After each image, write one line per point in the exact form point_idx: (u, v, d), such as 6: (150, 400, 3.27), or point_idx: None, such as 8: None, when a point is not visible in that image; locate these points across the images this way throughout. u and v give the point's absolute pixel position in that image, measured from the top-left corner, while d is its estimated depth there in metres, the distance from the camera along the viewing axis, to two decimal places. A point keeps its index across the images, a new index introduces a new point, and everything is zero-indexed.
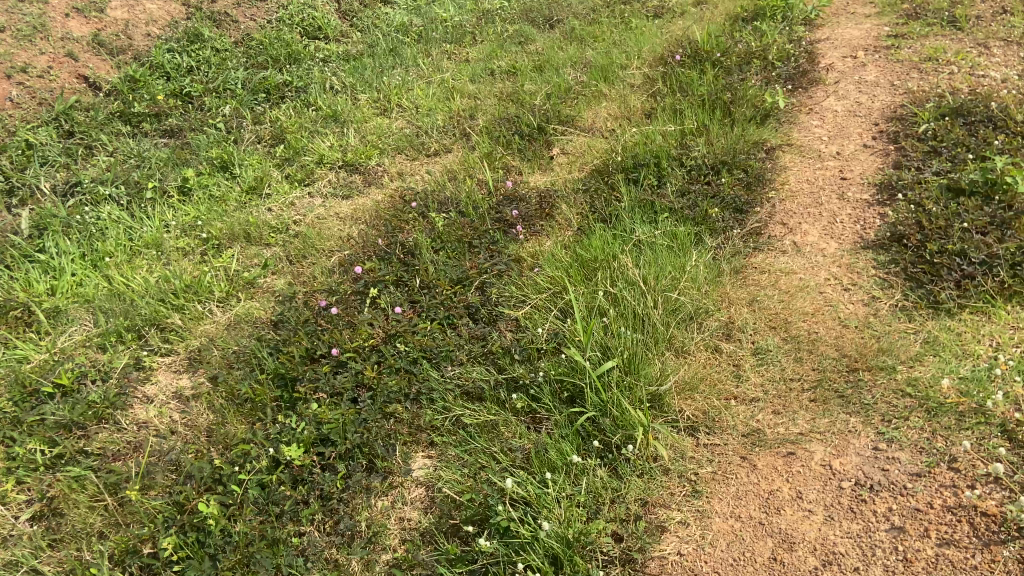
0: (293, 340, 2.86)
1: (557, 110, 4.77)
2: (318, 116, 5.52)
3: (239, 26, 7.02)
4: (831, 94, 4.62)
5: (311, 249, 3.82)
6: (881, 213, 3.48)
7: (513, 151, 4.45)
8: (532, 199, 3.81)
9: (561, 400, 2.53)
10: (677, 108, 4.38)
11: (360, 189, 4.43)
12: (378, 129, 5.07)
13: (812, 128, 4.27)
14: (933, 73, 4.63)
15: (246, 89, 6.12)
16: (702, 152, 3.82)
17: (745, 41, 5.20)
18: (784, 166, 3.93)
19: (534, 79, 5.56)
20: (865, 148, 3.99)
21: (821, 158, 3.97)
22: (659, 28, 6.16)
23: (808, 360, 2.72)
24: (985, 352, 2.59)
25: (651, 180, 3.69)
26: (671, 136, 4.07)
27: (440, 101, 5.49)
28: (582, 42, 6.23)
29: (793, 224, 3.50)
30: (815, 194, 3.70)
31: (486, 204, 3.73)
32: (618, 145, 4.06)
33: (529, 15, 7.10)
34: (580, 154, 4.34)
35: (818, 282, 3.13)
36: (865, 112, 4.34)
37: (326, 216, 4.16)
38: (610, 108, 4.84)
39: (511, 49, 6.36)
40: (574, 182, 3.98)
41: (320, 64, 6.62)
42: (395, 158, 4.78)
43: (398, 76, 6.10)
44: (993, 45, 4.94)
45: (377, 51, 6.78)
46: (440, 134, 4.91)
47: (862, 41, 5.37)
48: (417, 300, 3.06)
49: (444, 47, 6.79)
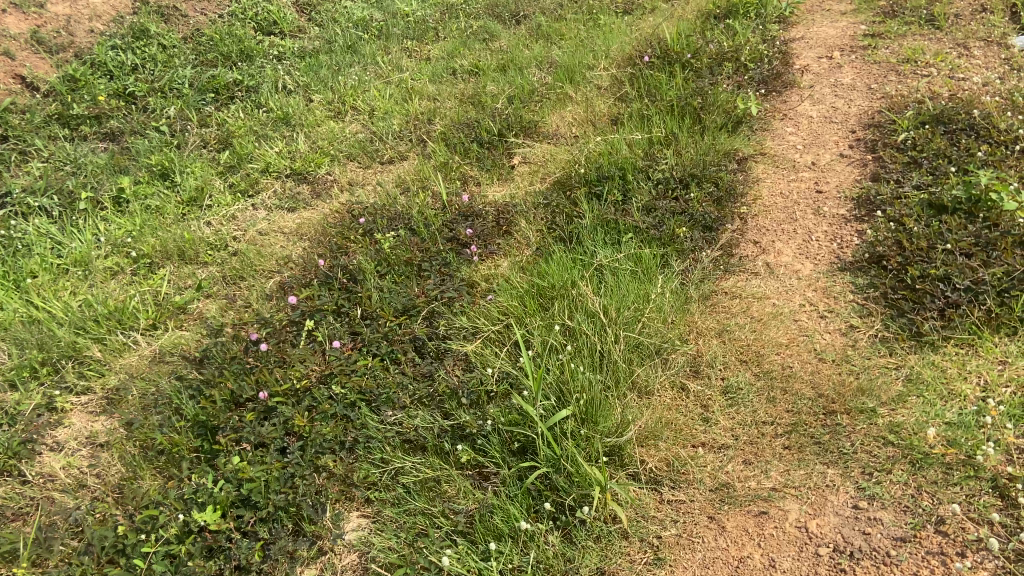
0: (217, 380, 2.58)
1: (519, 115, 4.51)
2: (268, 120, 5.22)
3: (188, 21, 6.68)
4: (806, 98, 4.41)
5: (250, 270, 3.54)
6: (859, 231, 3.26)
7: (471, 160, 4.19)
8: (489, 214, 3.55)
9: (511, 452, 2.29)
10: (644, 115, 4.14)
11: (307, 200, 4.15)
12: (330, 134, 4.78)
13: (786, 136, 4.05)
14: (911, 76, 4.43)
15: (193, 89, 5.79)
16: (670, 164, 3.59)
17: (716, 41, 4.96)
18: (756, 177, 3.71)
19: (497, 80, 5.30)
20: (842, 158, 3.78)
21: (796, 170, 3.75)
22: (628, 25, 5.92)
23: (781, 401, 2.49)
24: (972, 393, 2.37)
25: (616, 195, 3.45)
26: (638, 145, 3.83)
27: (398, 103, 5.21)
28: (549, 39, 5.97)
29: (766, 244, 3.28)
30: (790, 209, 3.48)
31: (438, 222, 3.47)
32: (582, 156, 3.81)
33: (495, 10, 6.82)
34: (541, 163, 4.09)
35: (792, 309, 2.91)
36: (841, 118, 4.14)
37: (269, 232, 3.88)
38: (575, 113, 4.59)
39: (475, 47, 6.09)
40: (534, 195, 3.73)
41: (274, 62, 6.30)
42: (348, 166, 4.50)
43: (356, 76, 5.81)
44: (973, 46, 4.75)
45: (335, 48, 6.48)
46: (396, 141, 4.63)
47: (837, 40, 5.17)
48: (359, 332, 2.80)
49: (405, 43, 6.50)
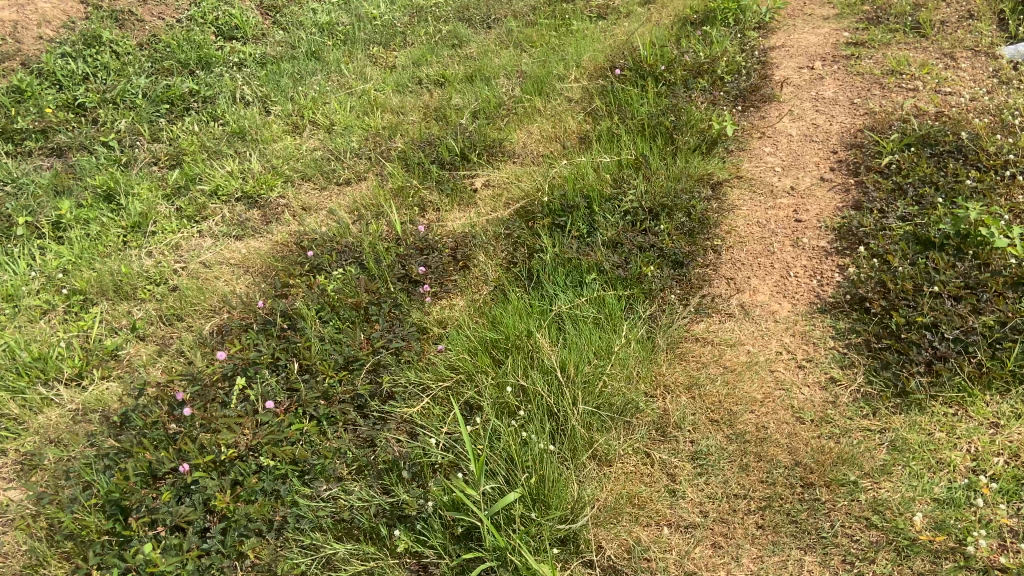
0: (134, 450, 2.33)
1: (485, 134, 4.27)
2: (222, 135, 4.96)
3: (144, 26, 6.38)
4: (786, 113, 4.19)
5: (188, 309, 3.28)
6: (841, 266, 3.05)
7: (431, 182, 3.95)
8: (446, 248, 3.31)
9: (454, 539, 2.07)
10: (614, 136, 3.91)
11: (257, 226, 3.89)
12: (286, 152, 4.52)
13: (764, 156, 3.82)
14: (896, 91, 4.22)
15: (146, 100, 5.50)
16: (640, 192, 3.36)
17: (692, 51, 4.74)
18: (732, 204, 3.49)
19: (464, 92, 5.06)
20: (823, 182, 3.57)
21: (774, 195, 3.54)
22: (602, 31, 5.69)
23: (755, 470, 2.27)
24: (961, 463, 2.19)
25: (581, 227, 3.22)
26: (607, 169, 3.60)
27: (360, 117, 4.96)
28: (520, 46, 5.74)
29: (742, 281, 3.06)
30: (767, 241, 3.26)
31: (391, 257, 3.22)
32: (547, 181, 3.57)
33: (465, 14, 6.59)
34: (506, 186, 3.86)
35: (768, 357, 2.69)
36: (822, 136, 3.92)
37: (213, 264, 3.61)
38: (544, 131, 4.36)
39: (444, 55, 5.85)
40: (496, 224, 3.49)
41: (234, 70, 6.03)
42: (303, 188, 4.24)
43: (318, 86, 5.55)
44: (959, 56, 4.55)
45: (298, 55, 6.22)
46: (355, 159, 4.39)
47: (819, 49, 4.95)
48: (296, 389, 2.55)
49: (371, 49, 6.24)
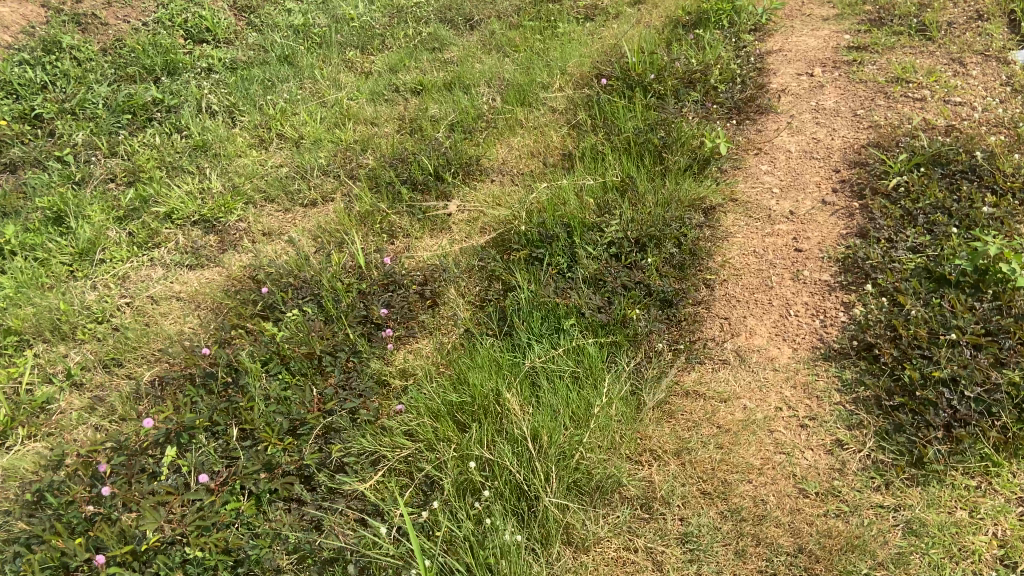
0: (43, 537, 2.04)
1: (461, 151, 3.97)
2: (185, 150, 4.65)
3: (108, 30, 6.05)
4: (784, 126, 3.90)
5: (129, 353, 2.98)
6: (846, 304, 2.77)
7: (402, 205, 3.65)
8: (413, 283, 3.01)
9: None
10: (599, 155, 3.62)
11: (212, 254, 3.59)
12: (249, 169, 4.22)
13: (760, 176, 3.54)
14: (902, 101, 3.93)
15: (107, 110, 5.18)
16: (624, 220, 3.08)
17: (683, 56, 4.44)
18: (726, 232, 3.20)
19: (441, 102, 4.77)
20: (824, 206, 3.29)
21: (771, 220, 3.25)
22: (589, 34, 5.40)
23: (752, 557, 1.99)
24: (987, 552, 1.92)
25: (560, 261, 2.93)
26: (590, 194, 3.32)
27: (331, 129, 4.66)
28: (502, 50, 5.45)
29: (737, 321, 2.77)
30: (765, 274, 2.98)
31: (351, 295, 2.92)
32: (524, 207, 3.28)
33: (446, 15, 6.30)
34: (481, 209, 3.57)
35: (767, 413, 2.41)
36: (823, 152, 3.64)
37: (162, 299, 3.32)
38: (524, 148, 4.07)
39: (423, 60, 5.56)
40: (470, 256, 3.20)
41: (202, 76, 5.72)
42: (265, 210, 3.94)
43: (288, 94, 5.26)
44: (969, 60, 4.26)
45: (270, 59, 5.92)
46: (322, 178, 4.09)
47: (818, 53, 4.66)
48: (235, 458, 2.26)
49: (347, 53, 5.94)
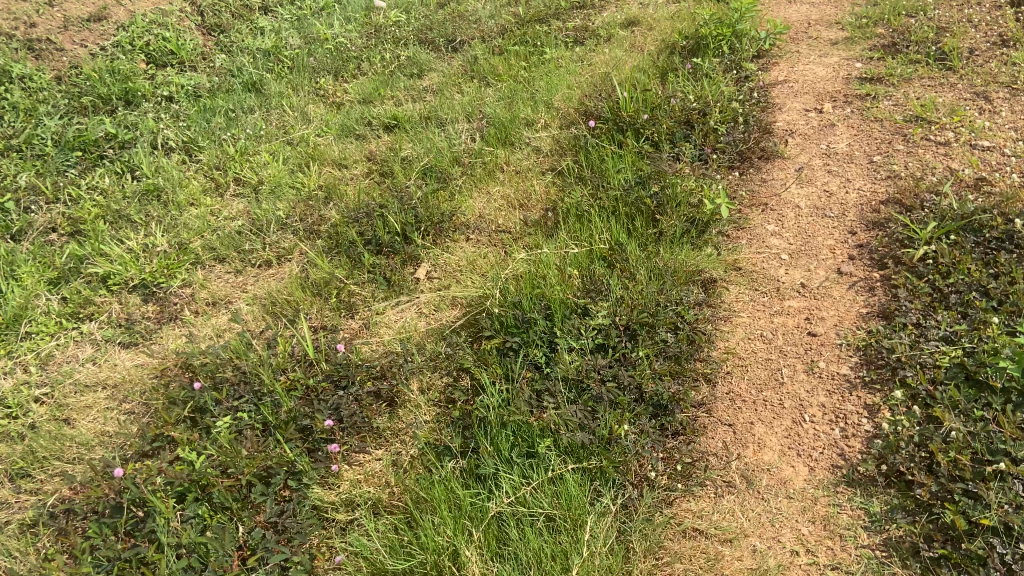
0: None
1: (434, 205, 3.58)
2: (134, 196, 4.24)
3: (63, 56, 5.60)
4: (793, 176, 3.50)
5: (38, 463, 2.57)
6: (870, 409, 2.36)
7: (364, 270, 3.24)
8: (368, 378, 2.62)
9: None
10: (585, 215, 3.23)
11: (148, 330, 3.17)
12: (199, 222, 3.80)
13: (766, 239, 3.14)
14: (923, 145, 3.53)
15: (53, 147, 4.73)
16: (612, 303, 2.68)
17: (679, 93, 4.04)
18: (728, 311, 2.81)
19: (415, 140, 4.36)
20: (840, 278, 2.89)
21: (780, 296, 2.86)
22: (579, 60, 5.01)
23: None
24: None
25: (537, 354, 2.53)
26: (574, 266, 2.92)
27: (294, 172, 4.26)
28: (484, 79, 5.05)
29: (742, 429, 2.37)
30: (774, 367, 2.58)
31: (294, 395, 2.52)
32: (499, 283, 2.89)
33: (426, 36, 5.91)
34: (454, 278, 3.17)
35: (780, 559, 2.00)
36: (837, 209, 3.24)
37: (86, 389, 2.90)
38: (504, 201, 3.68)
39: (400, 89, 5.17)
40: (436, 341, 2.80)
41: (162, 106, 5.29)
42: (213, 272, 3.52)
43: (252, 128, 4.85)
44: (996, 93, 3.86)
45: (236, 87, 5.51)
46: (280, 233, 3.68)
47: (827, 85, 4.26)
48: None
49: (320, 78, 5.53)
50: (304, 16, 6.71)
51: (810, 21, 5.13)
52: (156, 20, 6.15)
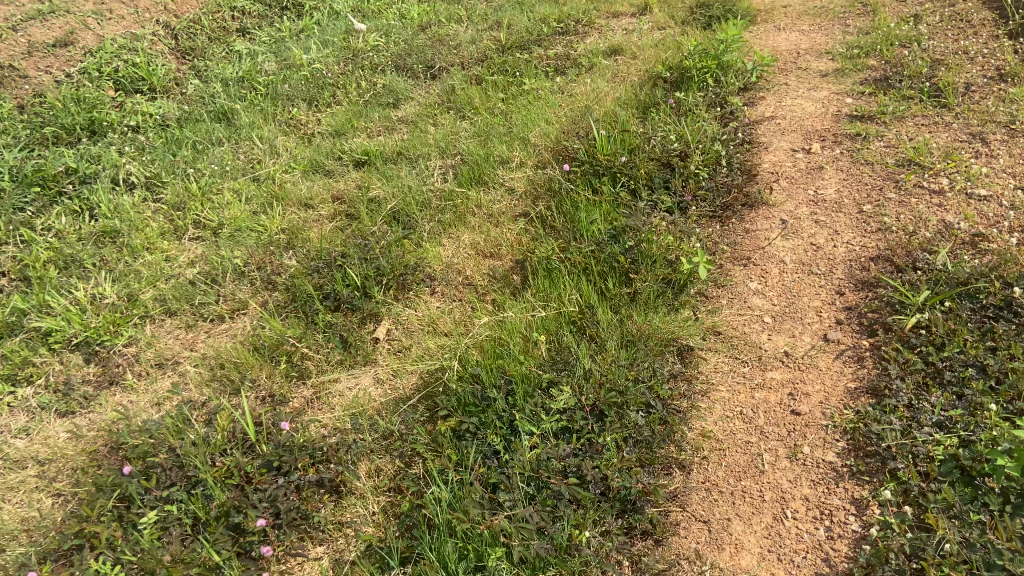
0: None
1: (398, 255, 3.36)
2: (90, 238, 3.97)
3: (25, 84, 5.36)
4: (778, 227, 3.30)
5: None
6: (858, 505, 2.16)
7: (319, 330, 3.01)
8: (311, 464, 2.39)
9: None
10: (554, 272, 3.02)
11: (88, 396, 2.96)
12: (151, 271, 3.58)
13: (748, 298, 2.94)
14: (916, 193, 3.34)
15: (10, 181, 4.44)
16: (579, 379, 2.47)
17: (661, 132, 3.84)
18: (706, 384, 2.60)
19: (385, 179, 4.15)
20: (827, 347, 2.68)
21: (762, 366, 2.65)
22: (559, 91, 4.82)
23: None
24: None
25: (495, 439, 2.32)
26: (541, 333, 2.72)
27: (258, 213, 4.04)
28: (461, 110, 4.85)
29: (718, 527, 2.17)
30: (755, 451, 2.37)
31: (229, 485, 2.30)
32: (459, 353, 2.67)
33: (405, 63, 5.72)
34: (415, 340, 2.96)
35: None
36: (824, 266, 3.04)
37: (15, 467, 2.68)
38: (473, 251, 3.47)
39: (373, 120, 4.97)
40: (389, 417, 2.58)
41: (127, 137, 5.05)
42: (163, 327, 3.30)
43: (218, 162, 4.63)
44: (993, 132, 3.66)
45: (206, 117, 5.29)
46: (236, 283, 3.46)
47: (816, 123, 4.06)
48: None
49: (293, 107, 5.33)
50: (282, 39, 6.51)
51: (799, 50, 4.94)
52: (126, 44, 5.90)
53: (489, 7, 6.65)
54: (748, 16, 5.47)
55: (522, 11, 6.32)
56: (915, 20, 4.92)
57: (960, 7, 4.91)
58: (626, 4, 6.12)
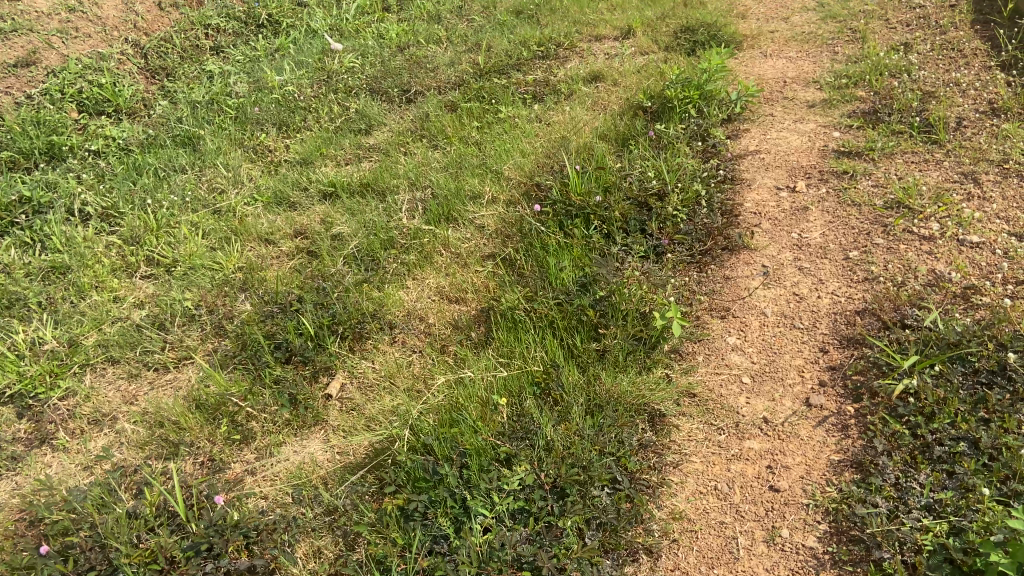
0: None
1: (357, 299, 3.16)
2: (37, 274, 3.65)
3: None
4: (759, 275, 3.13)
5: None
6: None
7: (266, 386, 2.80)
8: (245, 546, 2.19)
9: None
10: (519, 325, 2.83)
11: (16, 458, 2.73)
12: (97, 312, 3.35)
13: (725, 356, 2.76)
14: (905, 239, 3.16)
15: None
16: (539, 453, 2.27)
17: (639, 168, 3.66)
18: (678, 455, 2.41)
19: (351, 214, 3.95)
20: (810, 413, 2.49)
21: (739, 435, 2.46)
22: (537, 120, 4.65)
23: None
24: None
25: (445, 522, 2.12)
26: (501, 397, 2.52)
27: (215, 249, 3.82)
28: (434, 139, 4.68)
29: None
30: (730, 534, 2.17)
31: (150, 571, 2.09)
32: (412, 419, 2.47)
33: (380, 86, 5.53)
34: (370, 399, 2.76)
35: None
36: (808, 319, 2.86)
37: None
38: (438, 297, 3.28)
39: (344, 148, 4.78)
40: (335, 488, 2.38)
41: (87, 163, 4.81)
42: (103, 377, 3.08)
43: (179, 190, 4.41)
44: (986, 172, 3.49)
45: (171, 142, 5.08)
46: (185, 329, 3.24)
47: (801, 159, 3.89)
48: None
49: (262, 132, 5.13)
50: (257, 58, 6.31)
51: (786, 79, 4.77)
52: (91, 64, 5.68)
53: (470, 27, 6.47)
54: (733, 41, 5.31)
55: (503, 32, 6.15)
56: (905, 48, 4.76)
57: (951, 36, 4.75)
58: (609, 27, 5.96)
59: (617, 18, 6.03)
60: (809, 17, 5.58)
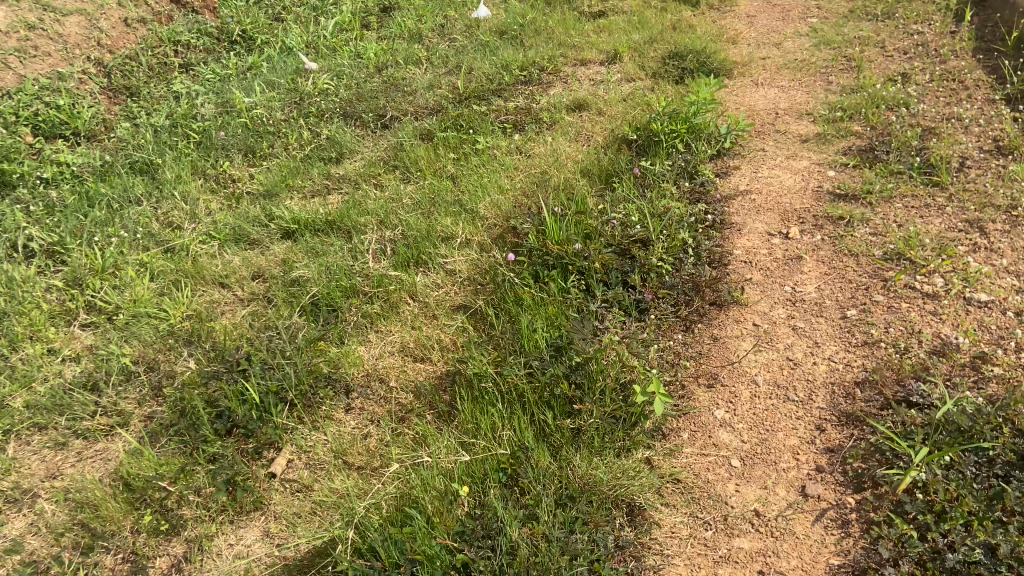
0: None
1: (311, 359, 2.88)
2: None
3: None
4: (750, 335, 2.87)
5: None
6: None
7: (201, 464, 2.51)
8: None
9: None
10: (485, 399, 2.56)
11: None
12: (26, 369, 3.05)
13: (713, 433, 2.49)
14: (907, 296, 2.91)
15: None
16: (501, 561, 2.00)
17: (621, 211, 3.40)
18: (660, 557, 2.14)
19: (313, 255, 3.67)
20: (807, 506, 2.23)
21: (728, 531, 2.19)
22: (515, 152, 4.39)
23: None
24: None
25: None
26: (461, 490, 2.25)
27: (164, 293, 3.53)
28: (407, 170, 4.41)
29: None
30: None
31: None
32: (361, 515, 2.20)
33: (354, 110, 5.26)
34: (319, 482, 2.49)
35: None
36: (803, 390, 2.60)
37: None
38: (401, 356, 3.00)
39: (311, 178, 4.51)
40: None
41: (37, 193, 4.47)
42: (27, 447, 2.79)
43: (132, 225, 4.12)
44: (993, 219, 3.24)
45: (129, 170, 4.78)
46: (120, 391, 2.96)
47: (794, 200, 3.65)
48: None
49: (225, 160, 4.84)
50: (227, 78, 6.02)
51: (778, 110, 4.53)
52: (48, 85, 5.36)
53: (451, 47, 6.21)
54: (723, 69, 5.07)
55: (485, 53, 5.89)
56: (903, 79, 4.52)
57: (952, 66, 4.53)
58: (595, 50, 5.71)
59: (603, 41, 5.78)
60: (802, 42, 5.35)
